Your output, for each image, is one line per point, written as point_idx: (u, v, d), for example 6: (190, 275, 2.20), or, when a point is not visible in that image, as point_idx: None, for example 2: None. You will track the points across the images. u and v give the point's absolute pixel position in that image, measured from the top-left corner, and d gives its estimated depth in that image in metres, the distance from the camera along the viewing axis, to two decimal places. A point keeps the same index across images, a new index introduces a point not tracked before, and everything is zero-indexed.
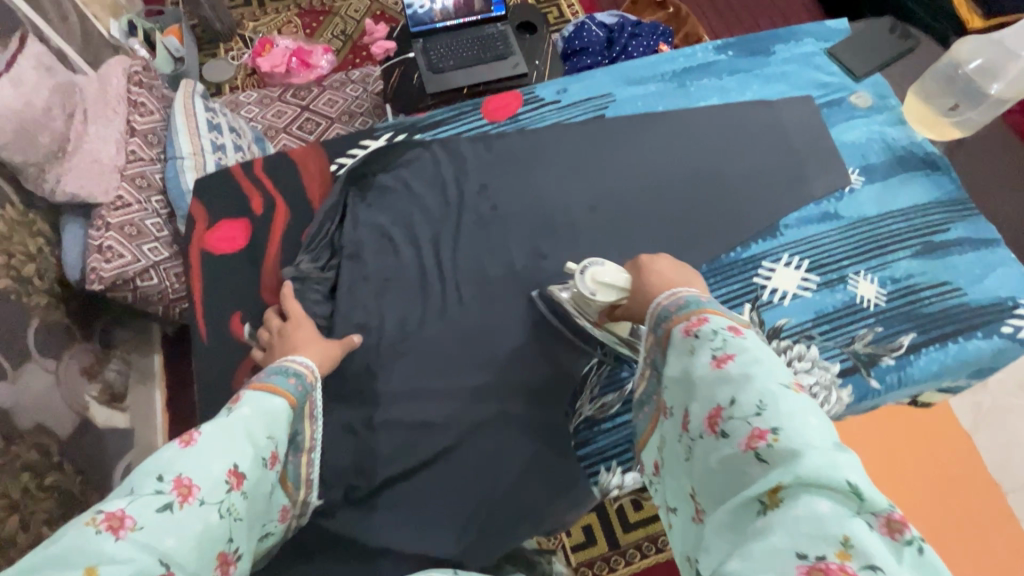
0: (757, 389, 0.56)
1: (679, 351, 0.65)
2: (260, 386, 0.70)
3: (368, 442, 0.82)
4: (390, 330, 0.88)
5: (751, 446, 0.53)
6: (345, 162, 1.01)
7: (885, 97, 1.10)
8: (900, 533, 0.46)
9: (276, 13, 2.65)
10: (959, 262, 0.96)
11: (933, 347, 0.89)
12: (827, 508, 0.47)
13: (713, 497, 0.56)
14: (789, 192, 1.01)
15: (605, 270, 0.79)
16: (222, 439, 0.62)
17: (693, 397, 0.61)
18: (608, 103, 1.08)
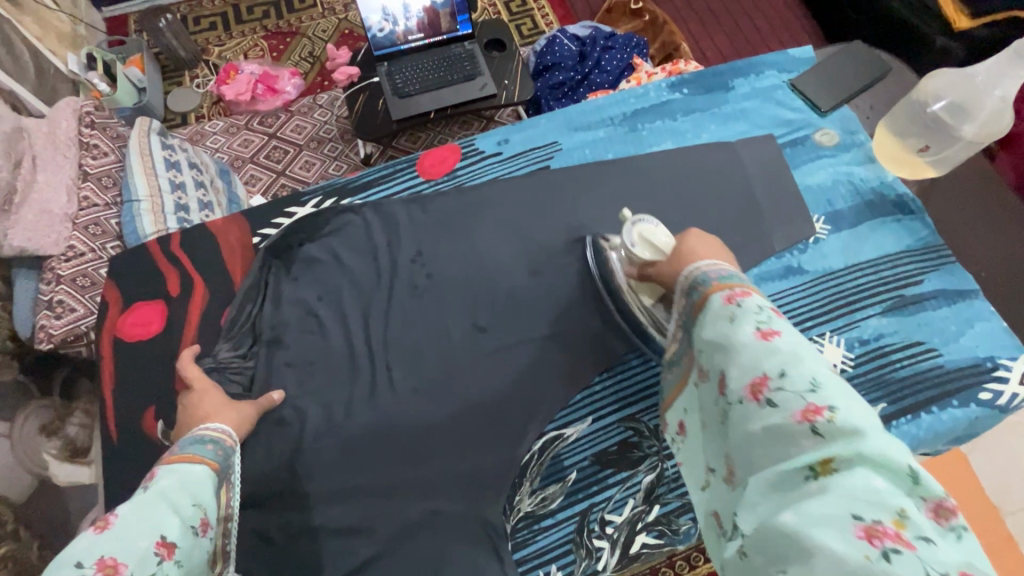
0: (810, 365, 0.53)
1: (715, 318, 0.61)
2: (174, 456, 0.65)
3: (290, 547, 0.76)
4: (313, 422, 0.82)
5: (806, 419, 0.49)
6: (267, 234, 0.94)
7: (853, 132, 1.02)
8: (949, 518, 0.44)
9: (242, 36, 2.57)
10: (933, 318, 0.88)
11: (903, 419, 0.82)
12: (884, 485, 0.44)
13: (754, 461, 0.53)
14: (748, 244, 0.93)
15: (654, 231, 0.78)
16: (145, 511, 0.58)
17: (732, 360, 0.57)
18: (553, 153, 1.01)
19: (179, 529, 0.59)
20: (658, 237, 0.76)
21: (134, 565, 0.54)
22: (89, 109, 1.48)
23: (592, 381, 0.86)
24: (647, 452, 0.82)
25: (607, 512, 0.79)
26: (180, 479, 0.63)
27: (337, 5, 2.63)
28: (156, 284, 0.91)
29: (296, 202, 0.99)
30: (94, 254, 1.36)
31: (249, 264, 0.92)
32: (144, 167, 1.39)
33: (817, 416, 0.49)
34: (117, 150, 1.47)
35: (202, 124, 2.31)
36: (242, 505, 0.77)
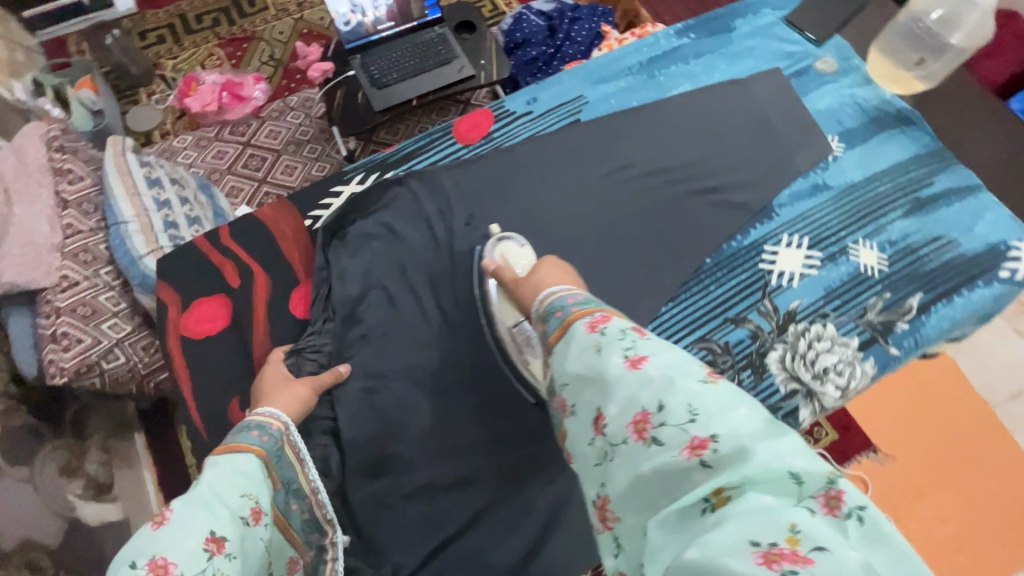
0: (683, 390, 0.54)
1: (584, 351, 0.61)
2: (222, 448, 0.67)
3: (401, 503, 0.85)
4: (402, 386, 0.90)
5: (693, 455, 0.50)
6: (317, 215, 1.04)
7: (848, 58, 1.10)
8: (840, 508, 0.45)
9: (195, 46, 2.44)
10: (948, 214, 0.97)
11: (941, 304, 0.90)
12: (773, 501, 0.46)
13: (645, 501, 0.52)
14: (776, 167, 0.99)
15: (515, 252, 0.88)
16: (194, 507, 0.59)
17: (609, 398, 0.57)
18: (581, 107, 1.04)
19: (228, 522, 0.60)
20: (521, 258, 0.87)
21: (184, 563, 0.55)
22: (57, 132, 1.36)
23: (660, 312, 0.90)
24: (722, 369, 0.85)
25: None
26: (225, 471, 0.64)
27: (290, 4, 2.52)
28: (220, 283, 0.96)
29: (339, 180, 1.05)
30: (89, 281, 1.24)
31: (304, 245, 1.00)
32: (128, 188, 1.29)
33: (703, 448, 0.50)
34: (92, 172, 1.36)
35: (169, 140, 2.21)
36: (357, 470, 0.86)
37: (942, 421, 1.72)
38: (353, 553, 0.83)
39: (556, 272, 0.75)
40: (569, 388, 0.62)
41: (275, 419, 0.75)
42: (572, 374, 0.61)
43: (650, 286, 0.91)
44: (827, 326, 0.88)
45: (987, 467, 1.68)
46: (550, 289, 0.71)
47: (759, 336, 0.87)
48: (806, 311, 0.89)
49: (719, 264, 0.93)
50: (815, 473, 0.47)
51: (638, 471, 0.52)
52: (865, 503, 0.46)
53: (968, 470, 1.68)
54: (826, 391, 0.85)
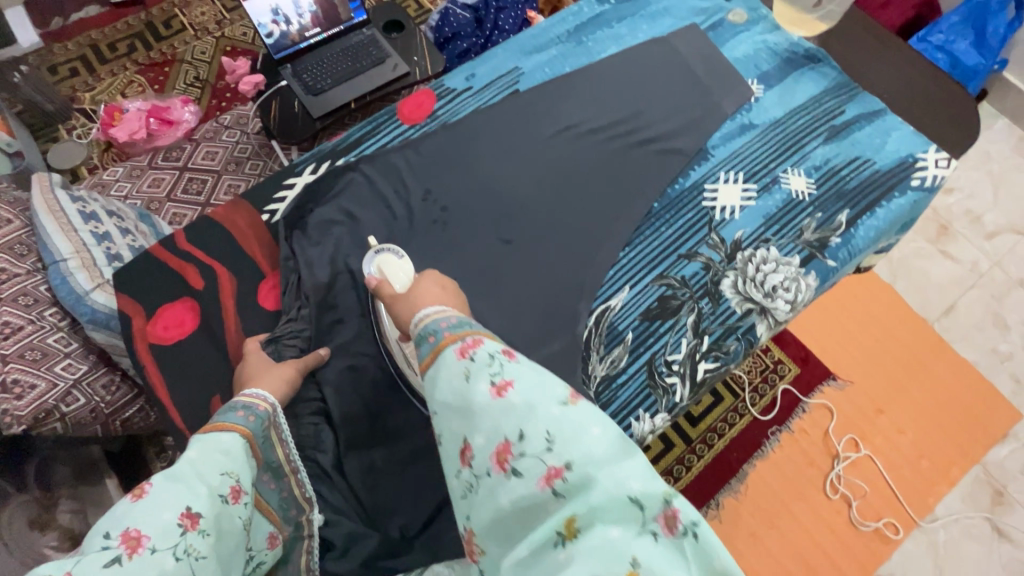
0: (541, 424, 0.59)
1: (452, 376, 0.65)
2: (209, 426, 0.74)
3: (397, 469, 0.92)
4: (384, 361, 0.96)
5: (548, 485, 0.57)
6: (276, 209, 1.12)
7: (756, 9, 1.18)
8: (676, 526, 0.55)
9: (112, 75, 2.33)
10: (862, 136, 1.07)
11: (865, 217, 0.99)
12: (619, 534, 0.54)
13: (508, 533, 0.59)
14: (706, 112, 1.06)
15: (391, 264, 0.87)
16: (171, 486, 0.65)
17: (476, 429, 0.61)
18: (518, 77, 1.08)
19: (205, 499, 0.66)
20: (398, 272, 0.86)
21: (157, 537, 0.61)
22: None
23: (618, 258, 0.94)
24: (683, 299, 0.91)
25: (668, 354, 0.87)
26: (208, 450, 0.71)
27: (209, 22, 2.44)
28: (184, 288, 1.07)
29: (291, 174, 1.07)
30: (34, 324, 1.16)
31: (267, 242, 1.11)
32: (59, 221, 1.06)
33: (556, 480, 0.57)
34: (19, 213, 1.29)
35: (99, 174, 2.10)
36: (351, 444, 0.92)
37: (886, 337, 1.88)
38: (357, 519, 0.89)
39: (434, 287, 0.79)
40: (437, 414, 0.66)
41: (264, 403, 0.82)
42: (442, 402, 0.65)
43: (606, 235, 0.95)
44: (770, 249, 0.95)
45: (929, 372, 1.84)
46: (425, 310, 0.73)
47: (711, 266, 0.94)
48: (750, 240, 0.96)
49: (667, 207, 0.99)
50: (653, 497, 0.56)
51: (500, 506, 0.58)
52: (695, 518, 0.55)
53: (916, 377, 1.83)
54: (777, 306, 0.92)
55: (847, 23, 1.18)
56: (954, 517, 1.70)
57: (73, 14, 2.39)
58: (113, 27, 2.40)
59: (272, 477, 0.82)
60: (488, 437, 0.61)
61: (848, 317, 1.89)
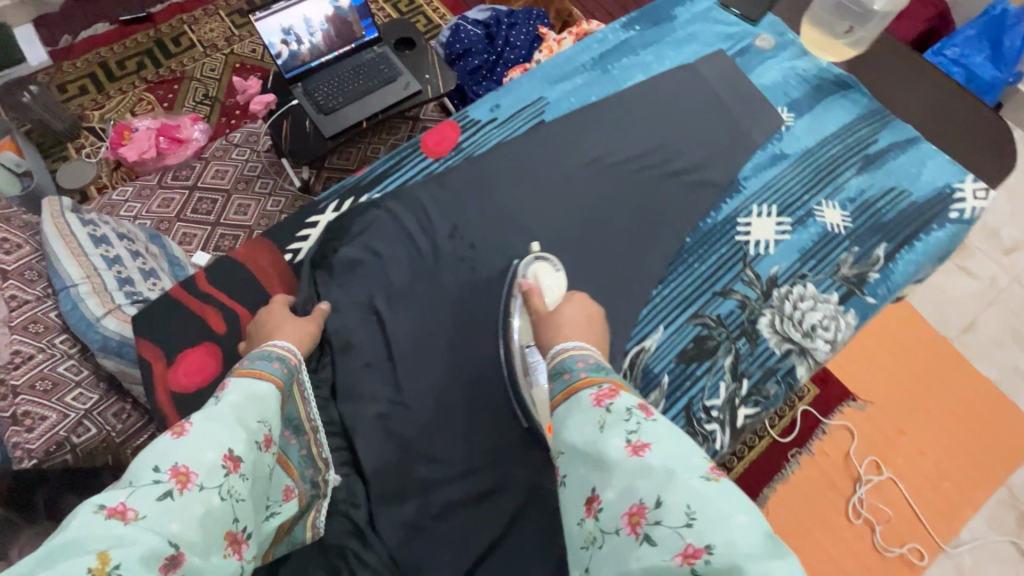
0: (682, 491, 0.55)
1: (589, 424, 0.64)
2: (245, 372, 0.73)
3: (422, 515, 0.89)
4: (411, 406, 0.94)
5: (686, 562, 0.52)
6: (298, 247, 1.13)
7: (783, 34, 1.16)
8: None
9: (121, 93, 2.31)
10: (896, 166, 1.04)
11: (904, 251, 0.97)
12: None
13: None
14: (735, 142, 1.04)
15: (548, 276, 0.89)
16: (215, 427, 0.64)
17: (608, 483, 0.59)
18: (544, 107, 1.06)
19: (245, 443, 0.66)
20: (550, 282, 0.87)
21: (204, 475, 0.60)
22: None
23: (652, 295, 0.91)
24: (719, 339, 0.88)
25: (706, 399, 0.84)
26: (246, 396, 0.70)
27: (218, 39, 2.42)
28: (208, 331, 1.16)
29: (313, 210, 1.05)
30: (44, 353, 1.14)
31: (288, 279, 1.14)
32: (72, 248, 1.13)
33: (695, 557, 0.52)
34: (31, 238, 1.27)
35: (108, 193, 2.09)
36: (381, 493, 0.90)
37: (907, 357, 1.84)
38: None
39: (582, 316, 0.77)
40: (566, 459, 0.65)
41: (286, 351, 0.81)
42: (573, 449, 0.64)
43: (638, 272, 0.93)
44: (807, 286, 0.93)
45: (952, 391, 1.81)
46: (566, 346, 0.73)
47: (747, 304, 0.91)
48: (785, 276, 0.93)
49: (699, 242, 0.96)
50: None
51: (627, 569, 0.54)
52: None
53: (939, 399, 1.80)
54: (817, 346, 0.89)
55: (879, 48, 1.16)
56: (979, 542, 1.66)
57: (82, 32, 2.38)
58: (121, 45, 2.39)
59: (293, 433, 0.82)
60: (620, 493, 0.59)
61: (868, 335, 1.86)
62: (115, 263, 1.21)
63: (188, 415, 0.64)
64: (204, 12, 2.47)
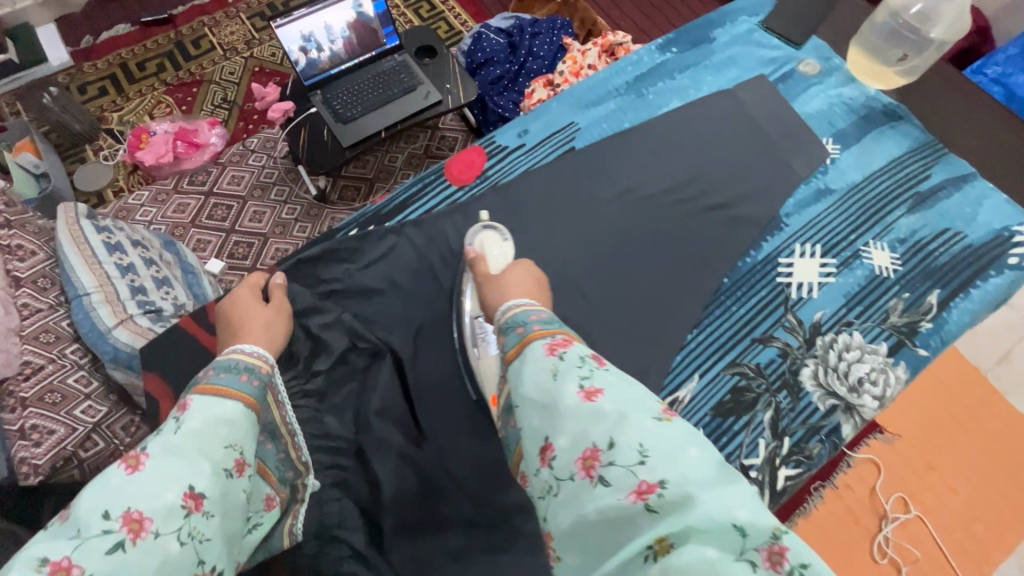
0: (635, 430, 0.53)
1: (542, 372, 0.60)
2: (208, 389, 0.65)
3: (436, 560, 0.86)
4: (427, 442, 0.93)
5: (639, 499, 0.49)
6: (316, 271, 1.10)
7: (829, 59, 1.10)
8: (782, 563, 0.45)
9: (141, 95, 2.29)
10: (950, 205, 0.97)
11: (958, 298, 0.90)
12: (715, 554, 0.45)
13: (588, 547, 0.51)
14: (777, 175, 0.98)
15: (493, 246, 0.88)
16: (172, 460, 0.57)
17: (559, 429, 0.56)
18: (574, 133, 1.02)
19: (209, 476, 0.58)
20: (496, 252, 0.87)
21: (160, 519, 0.53)
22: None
23: (686, 340, 0.86)
24: (759, 391, 0.82)
25: (744, 458, 0.78)
26: (208, 417, 0.62)
27: (238, 42, 2.40)
28: None
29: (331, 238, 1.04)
30: (55, 363, 1.11)
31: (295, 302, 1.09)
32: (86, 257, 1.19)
33: (649, 493, 0.49)
34: (45, 244, 1.25)
35: (124, 197, 2.07)
36: (394, 535, 0.87)
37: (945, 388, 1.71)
38: None
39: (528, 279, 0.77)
40: (521, 411, 0.61)
41: (257, 356, 0.73)
42: (525, 399, 0.60)
43: (672, 313, 0.88)
44: (853, 334, 0.87)
45: (995, 426, 1.67)
46: (521, 306, 0.70)
47: (789, 353, 0.85)
48: (830, 322, 0.87)
49: (738, 283, 0.90)
50: (760, 526, 0.47)
51: (585, 514, 0.51)
52: (809, 560, 0.45)
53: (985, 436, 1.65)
54: (863, 403, 0.82)
55: (932, 77, 1.09)
56: None
57: (104, 33, 2.37)
58: (143, 46, 2.37)
59: (269, 438, 0.76)
60: (574, 440, 0.55)
61: None
62: (128, 271, 1.26)
63: (143, 445, 0.57)
64: (226, 15, 2.45)
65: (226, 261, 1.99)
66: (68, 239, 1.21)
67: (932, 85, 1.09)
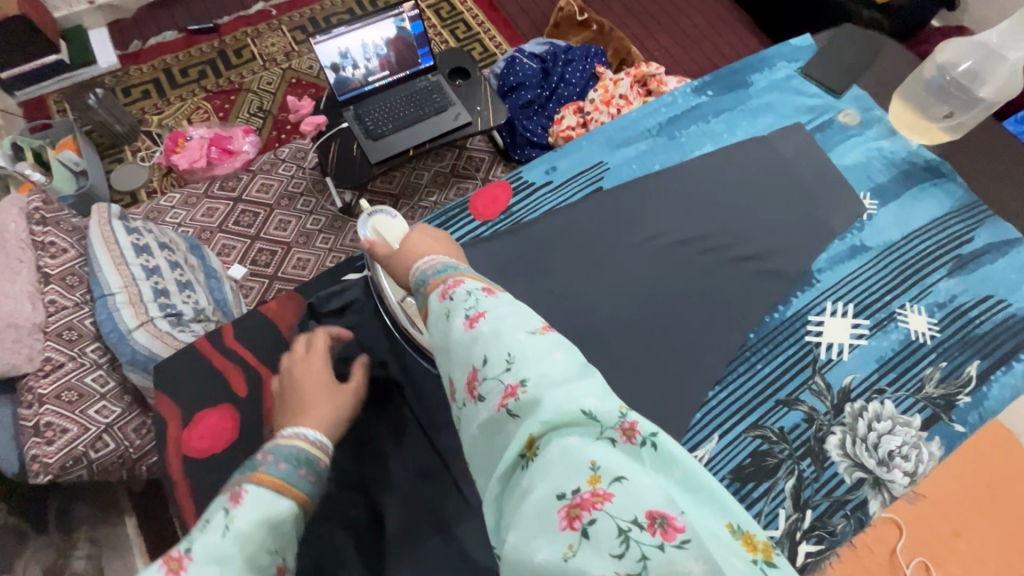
0: (505, 341, 0.52)
1: (431, 312, 0.59)
2: (264, 480, 0.58)
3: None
4: (433, 478, 0.88)
5: (507, 405, 0.48)
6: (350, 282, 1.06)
7: (870, 109, 1.07)
8: (634, 437, 0.45)
9: (180, 100, 2.35)
10: (994, 272, 0.93)
11: (1000, 372, 0.85)
12: (575, 441, 0.45)
13: (481, 466, 0.51)
14: (812, 228, 0.95)
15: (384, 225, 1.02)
16: (217, 565, 0.51)
17: (451, 361, 0.55)
18: (602, 173, 1.01)
19: None
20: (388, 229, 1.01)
21: None
22: (38, 204, 1.27)
23: (707, 397, 0.83)
24: (781, 458, 0.78)
25: (764, 529, 0.74)
26: (258, 518, 0.55)
27: (278, 54, 2.45)
28: (226, 391, 0.88)
29: (353, 266, 1.10)
30: (75, 361, 1.15)
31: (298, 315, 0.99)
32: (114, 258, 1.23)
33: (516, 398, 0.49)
34: (76, 242, 1.28)
35: (157, 198, 2.12)
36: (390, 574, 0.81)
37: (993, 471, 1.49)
38: None
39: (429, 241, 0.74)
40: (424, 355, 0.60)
41: (316, 443, 0.67)
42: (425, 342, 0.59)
43: (694, 365, 0.84)
44: (885, 404, 0.82)
45: None
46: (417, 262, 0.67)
47: (815, 419, 0.81)
48: (860, 388, 0.83)
49: (763, 339, 0.87)
50: (609, 410, 0.47)
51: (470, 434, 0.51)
52: (655, 429, 0.45)
53: None
54: (894, 478, 0.78)
55: (979, 134, 1.05)
56: None
57: (151, 38, 2.45)
58: (187, 52, 2.44)
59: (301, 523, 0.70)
60: (460, 367, 0.54)
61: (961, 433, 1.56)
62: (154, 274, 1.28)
63: (190, 544, 0.51)
64: (269, 26, 2.52)
65: (249, 267, 2.02)
66: (100, 240, 1.25)
67: (977, 142, 1.05)
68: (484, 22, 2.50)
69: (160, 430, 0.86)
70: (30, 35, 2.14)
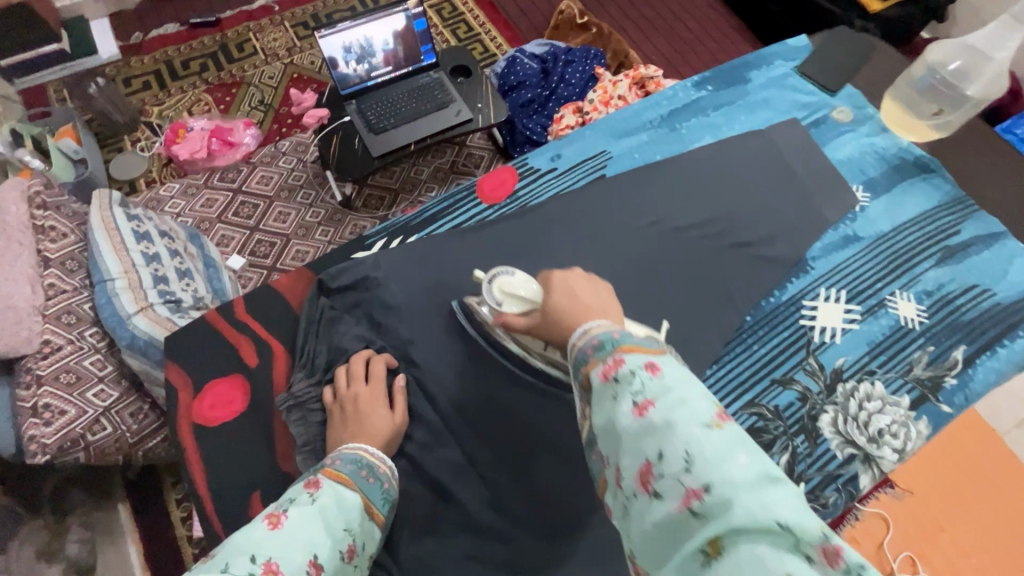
0: (683, 433, 0.45)
1: (603, 398, 0.52)
2: (338, 473, 0.67)
3: None
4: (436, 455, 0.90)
5: (685, 507, 0.43)
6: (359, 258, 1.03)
7: (863, 107, 1.12)
8: (839, 561, 0.38)
9: (181, 92, 2.35)
10: (980, 262, 0.97)
11: (985, 356, 0.89)
12: (766, 554, 0.38)
13: (652, 561, 0.45)
14: (805, 218, 0.98)
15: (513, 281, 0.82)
16: (309, 518, 0.59)
17: (618, 448, 0.49)
18: (606, 162, 1.06)
19: (329, 551, 0.58)
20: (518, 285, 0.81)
21: None
22: (40, 187, 1.27)
23: (706, 375, 0.87)
24: (776, 434, 0.82)
25: None
26: (338, 500, 0.63)
27: (280, 49, 2.47)
28: (237, 363, 0.92)
29: (360, 246, 1.06)
30: (73, 345, 1.15)
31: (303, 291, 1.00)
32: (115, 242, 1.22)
33: (695, 499, 0.43)
34: (75, 227, 1.27)
35: (156, 188, 2.12)
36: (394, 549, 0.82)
37: None
38: None
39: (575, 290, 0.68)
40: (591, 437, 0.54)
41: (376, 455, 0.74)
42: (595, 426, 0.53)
43: (692, 347, 0.88)
44: (875, 384, 0.86)
45: None
46: (577, 334, 0.61)
47: (808, 398, 0.85)
48: (852, 370, 0.87)
49: (760, 321, 0.91)
50: (809, 526, 0.39)
51: (638, 530, 0.45)
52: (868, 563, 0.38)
53: None
54: (883, 455, 0.82)
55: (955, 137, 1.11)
56: None
57: (153, 30, 2.45)
58: (189, 45, 2.45)
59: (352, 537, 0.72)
60: (626, 453, 0.48)
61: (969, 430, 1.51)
62: (153, 260, 1.26)
63: (285, 504, 0.59)
64: (271, 22, 2.53)
65: (248, 258, 2.02)
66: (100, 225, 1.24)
67: (956, 145, 1.11)
68: (485, 22, 2.54)
69: (169, 406, 0.88)
70: (33, 23, 2.14)
